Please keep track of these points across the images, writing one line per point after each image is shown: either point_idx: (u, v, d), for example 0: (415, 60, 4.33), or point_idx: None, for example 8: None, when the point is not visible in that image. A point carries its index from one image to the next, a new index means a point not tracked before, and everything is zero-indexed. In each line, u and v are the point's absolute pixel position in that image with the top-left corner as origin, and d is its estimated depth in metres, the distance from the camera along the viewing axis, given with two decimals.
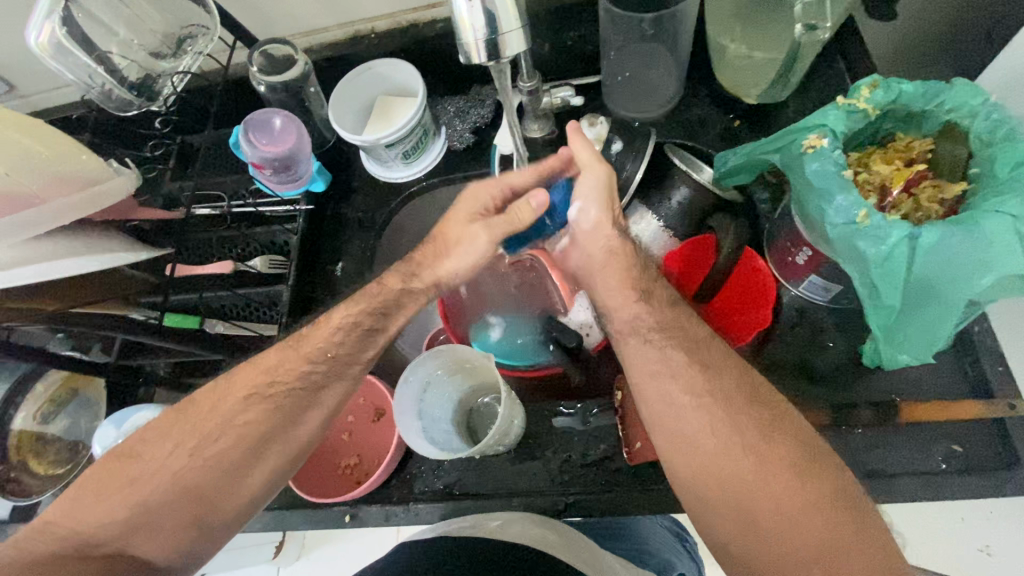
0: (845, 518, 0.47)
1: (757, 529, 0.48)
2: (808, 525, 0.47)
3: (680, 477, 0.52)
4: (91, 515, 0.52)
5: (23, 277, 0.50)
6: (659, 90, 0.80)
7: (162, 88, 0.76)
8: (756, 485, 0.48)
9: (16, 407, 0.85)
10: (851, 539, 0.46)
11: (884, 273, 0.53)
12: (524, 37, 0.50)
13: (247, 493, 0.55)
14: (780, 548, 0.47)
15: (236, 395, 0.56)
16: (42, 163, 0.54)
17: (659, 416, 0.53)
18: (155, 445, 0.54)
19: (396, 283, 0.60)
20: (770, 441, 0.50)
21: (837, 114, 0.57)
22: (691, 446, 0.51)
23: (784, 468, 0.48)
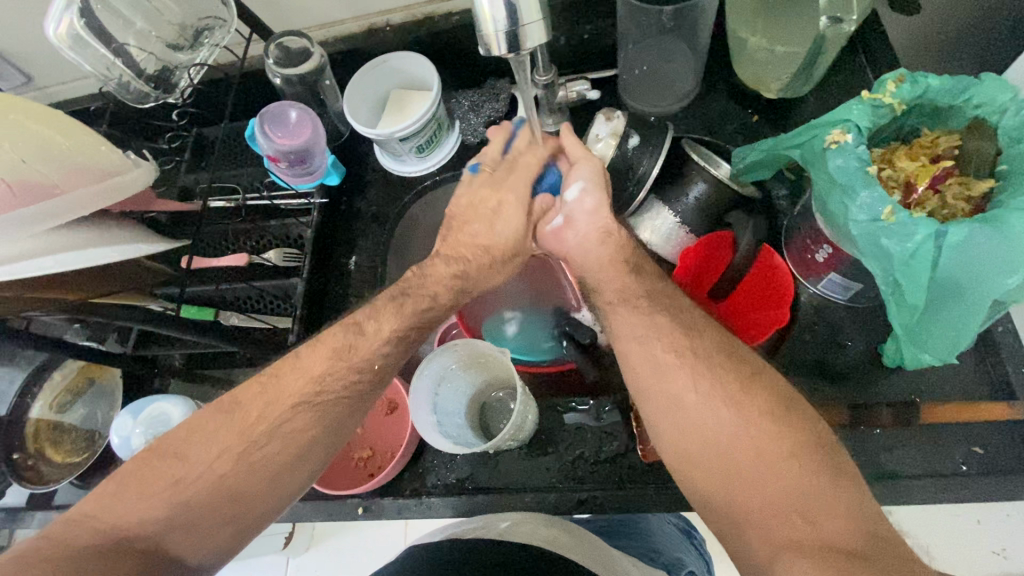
0: (824, 468, 0.44)
1: (734, 481, 0.46)
2: (784, 474, 0.44)
3: (663, 437, 0.51)
4: (131, 512, 0.50)
5: (46, 267, 0.50)
6: (676, 84, 0.79)
7: (179, 81, 0.76)
8: (733, 434, 0.47)
9: (33, 396, 0.87)
10: (827, 487, 0.43)
11: (908, 272, 0.52)
12: (545, 28, 0.50)
13: (285, 497, 0.55)
14: (757, 500, 0.44)
15: (284, 402, 0.55)
16: (63, 155, 0.54)
17: (652, 390, 0.52)
18: (198, 445, 0.53)
19: (410, 276, 0.64)
20: (748, 394, 0.49)
21: (862, 108, 0.56)
22: (672, 400, 0.51)
23: (761, 415, 0.47)
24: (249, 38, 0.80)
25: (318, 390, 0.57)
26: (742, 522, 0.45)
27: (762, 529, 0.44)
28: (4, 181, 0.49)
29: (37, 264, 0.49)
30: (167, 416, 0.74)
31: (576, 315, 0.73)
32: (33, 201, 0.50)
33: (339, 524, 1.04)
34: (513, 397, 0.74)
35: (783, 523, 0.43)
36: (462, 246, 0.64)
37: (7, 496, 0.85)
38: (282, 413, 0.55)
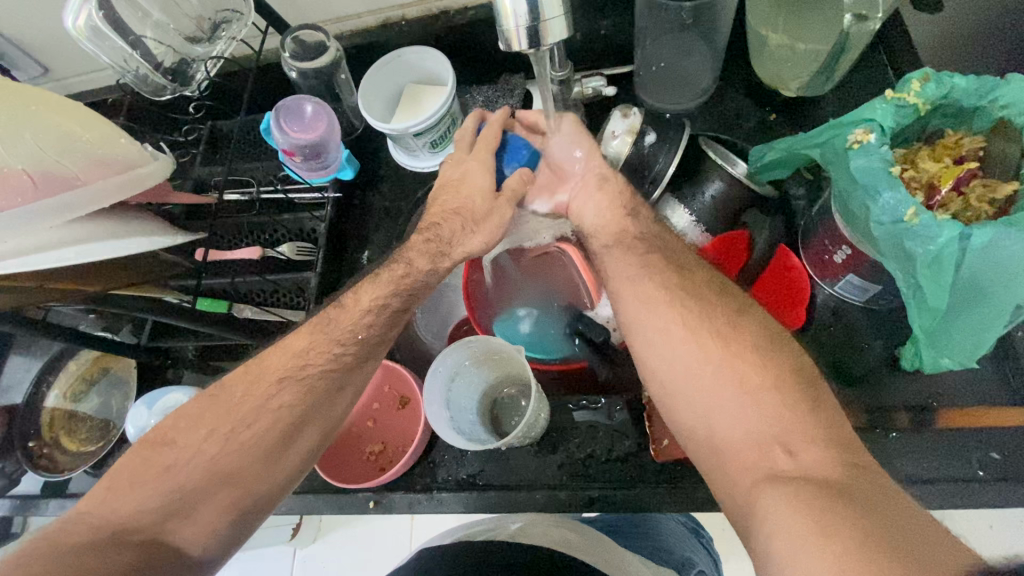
0: (804, 400, 0.46)
1: (715, 412, 0.48)
2: (764, 403, 0.46)
3: (652, 373, 0.53)
4: (127, 500, 0.51)
5: (66, 258, 0.50)
6: (694, 81, 0.78)
7: (196, 73, 0.76)
8: (718, 367, 0.49)
9: (50, 384, 0.88)
10: (807, 416, 0.45)
11: (931, 273, 0.51)
12: (567, 23, 0.49)
13: (280, 480, 0.55)
14: (737, 428, 0.46)
15: (267, 382, 0.57)
16: (82, 147, 0.54)
17: (653, 342, 0.53)
18: (187, 432, 0.55)
19: (424, 267, 0.62)
20: (735, 334, 0.50)
21: (886, 108, 0.55)
22: (662, 338, 0.52)
23: (746, 349, 0.49)
24: (265, 32, 0.80)
25: (333, 384, 0.57)
26: (722, 451, 0.46)
27: (738, 454, 0.45)
28: (24, 170, 0.50)
29: (57, 256, 0.50)
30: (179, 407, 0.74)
31: (588, 313, 0.73)
32: (55, 191, 0.51)
33: (348, 517, 1.05)
34: (523, 395, 0.74)
35: (761, 450, 0.44)
36: (478, 243, 0.64)
37: (21, 484, 0.86)
38: (296, 411, 0.56)
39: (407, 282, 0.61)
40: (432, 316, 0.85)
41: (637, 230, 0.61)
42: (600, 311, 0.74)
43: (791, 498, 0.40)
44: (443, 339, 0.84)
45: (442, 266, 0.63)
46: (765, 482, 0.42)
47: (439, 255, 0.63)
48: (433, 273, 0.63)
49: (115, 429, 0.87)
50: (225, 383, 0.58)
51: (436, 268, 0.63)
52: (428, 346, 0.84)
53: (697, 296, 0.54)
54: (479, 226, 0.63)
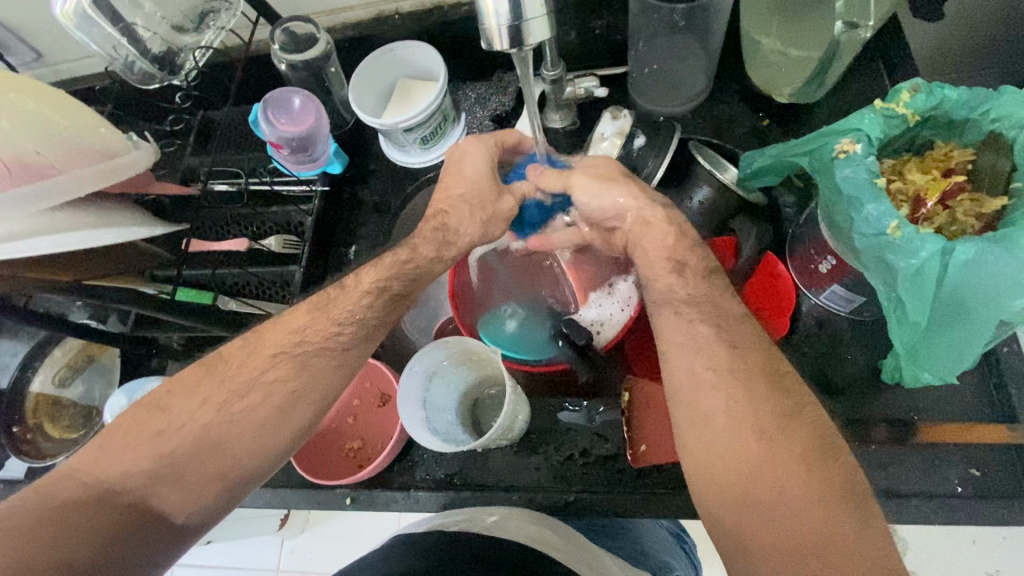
0: (850, 513, 0.43)
1: (749, 513, 0.45)
2: (812, 515, 0.44)
3: (687, 452, 0.50)
4: (111, 466, 0.49)
5: (37, 249, 0.48)
6: (687, 85, 0.77)
7: (184, 63, 0.75)
8: (764, 468, 0.46)
9: (34, 370, 0.88)
10: (851, 537, 0.42)
11: (912, 288, 0.50)
12: (550, 23, 0.49)
13: (258, 466, 0.54)
14: (778, 534, 0.44)
15: (265, 353, 0.56)
16: (61, 134, 0.53)
17: (690, 425, 0.51)
18: (182, 399, 0.54)
19: (427, 253, 0.61)
20: (783, 430, 0.47)
21: (874, 118, 0.54)
22: (701, 421, 0.50)
23: (792, 453, 0.46)
24: (256, 22, 0.79)
25: (324, 364, 0.56)
26: (753, 552, 0.45)
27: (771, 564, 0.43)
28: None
29: (30, 246, 0.48)
30: None
31: (574, 316, 0.72)
32: (27, 180, 0.50)
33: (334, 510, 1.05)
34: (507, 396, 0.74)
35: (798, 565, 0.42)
36: (479, 231, 0.62)
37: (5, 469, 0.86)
38: (284, 385, 0.55)
39: (411, 266, 0.60)
40: (419, 312, 0.85)
41: (650, 247, 0.59)
42: (587, 314, 0.72)
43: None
44: (427, 337, 0.84)
45: (449, 255, 0.62)
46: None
47: (445, 243, 0.62)
48: (439, 262, 0.62)
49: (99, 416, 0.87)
50: (213, 359, 0.57)
51: (442, 257, 0.62)
52: (414, 342, 0.84)
53: (747, 378, 0.50)
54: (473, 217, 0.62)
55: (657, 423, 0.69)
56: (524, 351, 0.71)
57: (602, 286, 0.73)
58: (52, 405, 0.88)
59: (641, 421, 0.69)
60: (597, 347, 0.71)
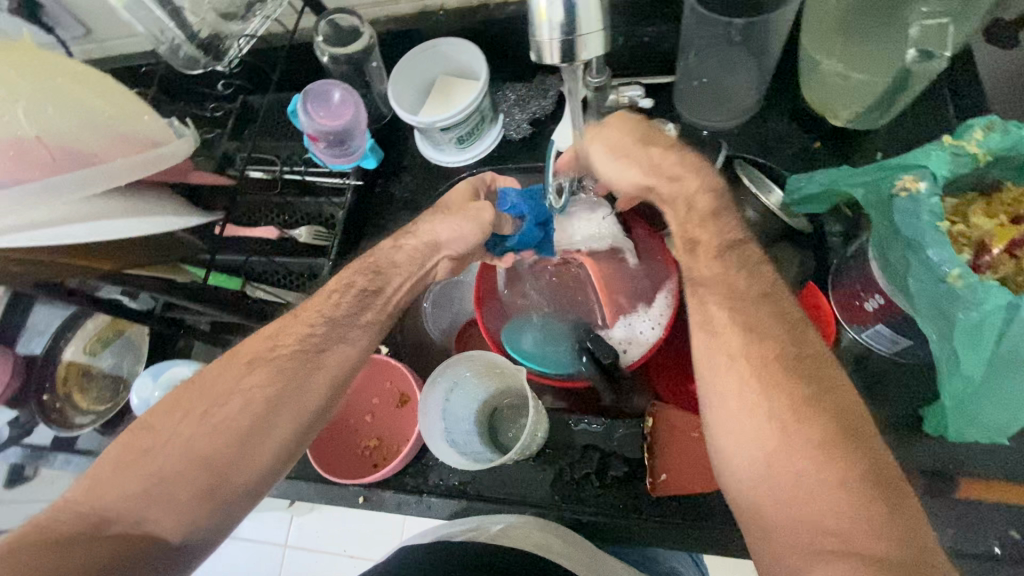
0: (874, 495, 0.41)
1: (769, 500, 0.44)
2: (828, 499, 0.42)
3: (714, 440, 0.48)
4: (108, 491, 0.49)
5: (79, 235, 0.49)
6: (736, 100, 0.75)
7: (229, 49, 0.75)
8: (776, 453, 0.44)
9: (68, 340, 0.91)
10: (879, 521, 0.40)
11: (968, 340, 0.48)
12: (603, 39, 0.47)
13: (258, 469, 0.52)
14: (793, 518, 0.43)
15: (240, 362, 0.56)
16: (106, 121, 0.54)
17: (714, 412, 0.48)
18: (166, 416, 0.53)
19: (386, 246, 0.63)
20: (800, 415, 0.45)
21: (941, 155, 0.51)
22: (718, 403, 0.48)
23: (812, 437, 0.44)
24: (301, 12, 0.79)
25: (296, 368, 0.55)
26: (771, 532, 0.44)
27: (792, 546, 0.42)
28: (42, 141, 0.49)
29: (69, 233, 0.49)
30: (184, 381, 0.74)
31: (602, 334, 0.70)
32: (74, 167, 0.51)
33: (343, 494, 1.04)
34: (524, 408, 0.73)
35: (822, 548, 0.41)
36: (446, 227, 0.61)
37: (34, 434, 0.89)
38: (264, 391, 0.54)
39: (371, 260, 0.62)
40: (441, 312, 0.84)
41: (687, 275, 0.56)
42: (615, 333, 0.70)
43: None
44: (450, 337, 0.83)
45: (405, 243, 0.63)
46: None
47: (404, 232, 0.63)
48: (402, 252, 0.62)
49: (125, 390, 0.89)
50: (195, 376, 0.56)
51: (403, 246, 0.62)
52: (435, 342, 0.84)
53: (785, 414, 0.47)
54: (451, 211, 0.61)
55: (681, 453, 0.67)
56: (545, 364, 0.68)
57: (633, 306, 0.70)
58: (82, 374, 0.90)
59: (665, 449, 0.67)
60: (624, 365, 0.68)
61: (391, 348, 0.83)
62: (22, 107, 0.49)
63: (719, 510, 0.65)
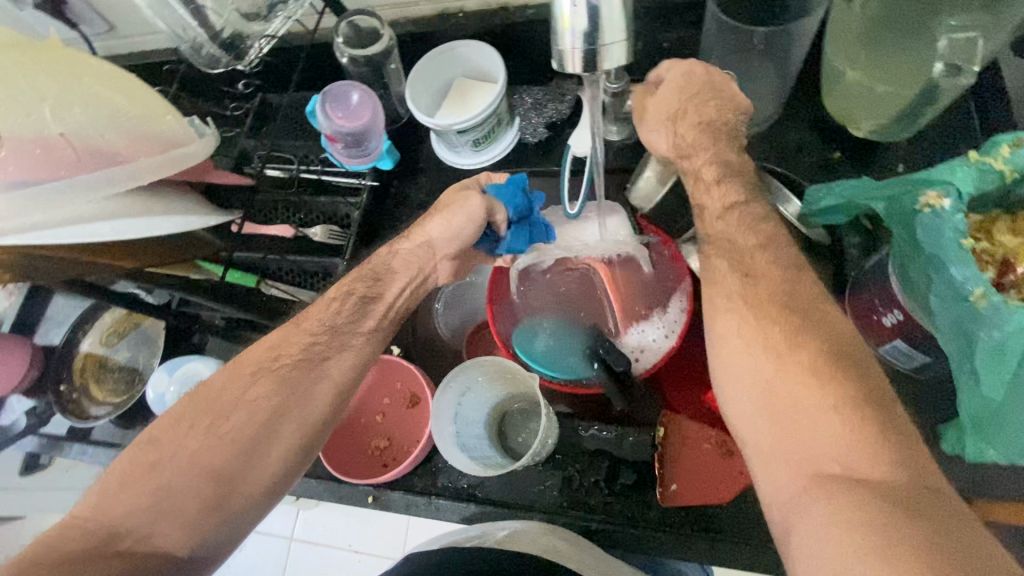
0: (872, 421, 0.41)
1: (772, 435, 0.44)
2: (826, 424, 0.42)
3: (719, 378, 0.49)
4: (115, 506, 0.49)
5: (105, 233, 0.50)
6: (757, 109, 0.74)
7: (250, 49, 0.75)
8: (774, 384, 0.45)
9: (85, 332, 0.92)
10: (875, 444, 0.40)
11: (990, 361, 0.47)
12: (628, 50, 0.48)
13: (264, 480, 0.53)
14: (792, 446, 0.43)
15: (244, 372, 0.56)
16: (131, 121, 0.54)
17: (716, 354, 0.50)
18: (171, 430, 0.53)
19: (381, 252, 0.65)
20: (795, 346, 0.45)
21: (967, 171, 0.50)
22: (719, 344, 0.49)
23: (808, 367, 0.44)
24: (322, 13, 0.79)
25: (302, 375, 0.56)
26: (773, 461, 0.44)
27: (793, 475, 0.43)
28: (70, 140, 0.50)
29: (95, 231, 0.49)
30: (199, 377, 0.75)
31: (615, 341, 0.68)
32: (101, 165, 0.51)
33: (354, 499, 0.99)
34: (534, 412, 0.73)
35: (823, 474, 0.41)
36: (435, 223, 0.62)
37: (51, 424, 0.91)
38: (269, 401, 0.55)
39: (369, 265, 0.63)
40: (452, 312, 0.83)
41: None
42: (628, 340, 0.69)
43: (841, 523, 0.39)
44: (462, 339, 0.84)
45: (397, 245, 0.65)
46: (811, 501, 0.41)
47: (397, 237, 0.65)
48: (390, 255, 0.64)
49: (140, 383, 0.90)
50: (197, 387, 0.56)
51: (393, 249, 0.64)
52: (446, 342, 0.84)
53: None
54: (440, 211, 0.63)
55: (690, 462, 0.68)
56: (559, 370, 0.68)
57: (647, 313, 0.69)
58: (98, 366, 0.92)
59: (674, 457, 0.68)
60: (636, 374, 0.68)
61: (401, 349, 0.83)
62: (49, 107, 0.50)
63: (728, 523, 0.65)
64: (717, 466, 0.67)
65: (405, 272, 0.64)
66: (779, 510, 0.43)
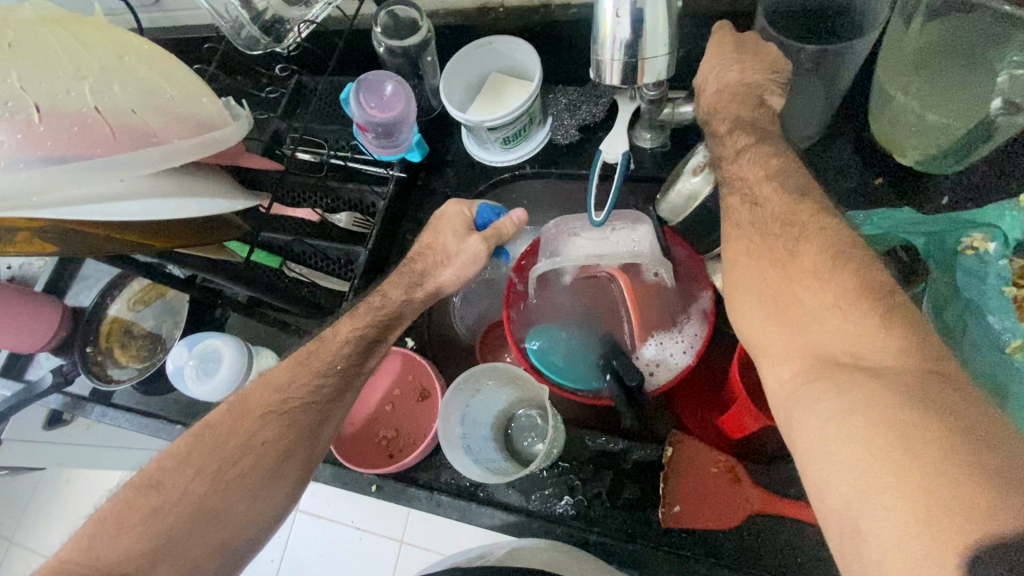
0: (879, 310, 0.41)
1: (783, 337, 0.45)
2: (831, 318, 0.42)
3: (733, 289, 0.50)
4: (110, 549, 0.49)
5: (132, 212, 0.51)
6: (798, 127, 0.71)
7: (289, 33, 0.76)
8: (781, 289, 0.45)
9: (113, 298, 0.95)
10: (880, 330, 0.40)
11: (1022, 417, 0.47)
12: (668, 63, 0.47)
13: (263, 523, 0.54)
14: (801, 344, 0.43)
15: (251, 416, 0.56)
16: (164, 105, 0.55)
17: (730, 267, 0.50)
18: (174, 473, 0.52)
19: (397, 297, 0.64)
20: (796, 249, 0.46)
21: (1017, 218, 0.51)
22: (728, 260, 0.51)
23: (810, 269, 0.44)
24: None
25: (315, 417, 0.57)
26: (783, 357, 0.44)
27: (801, 374, 0.42)
28: (106, 120, 0.51)
29: (123, 208, 0.50)
30: (218, 354, 0.76)
31: (631, 356, 0.67)
32: (133, 146, 0.51)
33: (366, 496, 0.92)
34: (541, 416, 0.73)
35: (831, 366, 0.41)
36: (451, 276, 0.64)
37: (76, 384, 0.94)
38: (278, 443, 0.55)
39: (381, 314, 0.63)
40: (469, 308, 0.84)
41: None
42: (644, 353, 0.68)
43: (846, 411, 0.38)
44: (476, 335, 0.83)
45: (417, 296, 0.64)
46: (816, 391, 0.40)
47: (414, 286, 0.64)
48: (409, 305, 0.64)
49: (162, 352, 0.92)
50: (202, 426, 0.55)
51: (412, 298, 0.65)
52: (459, 336, 0.84)
53: None
54: (452, 259, 0.64)
55: (695, 484, 0.66)
56: (571, 379, 0.67)
57: (667, 326, 0.68)
58: (124, 331, 0.94)
59: (679, 479, 0.66)
60: (648, 390, 0.67)
61: (416, 343, 0.84)
62: (89, 85, 0.51)
63: (729, 549, 0.64)
64: (722, 491, 0.66)
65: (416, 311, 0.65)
66: (787, 413, 0.43)
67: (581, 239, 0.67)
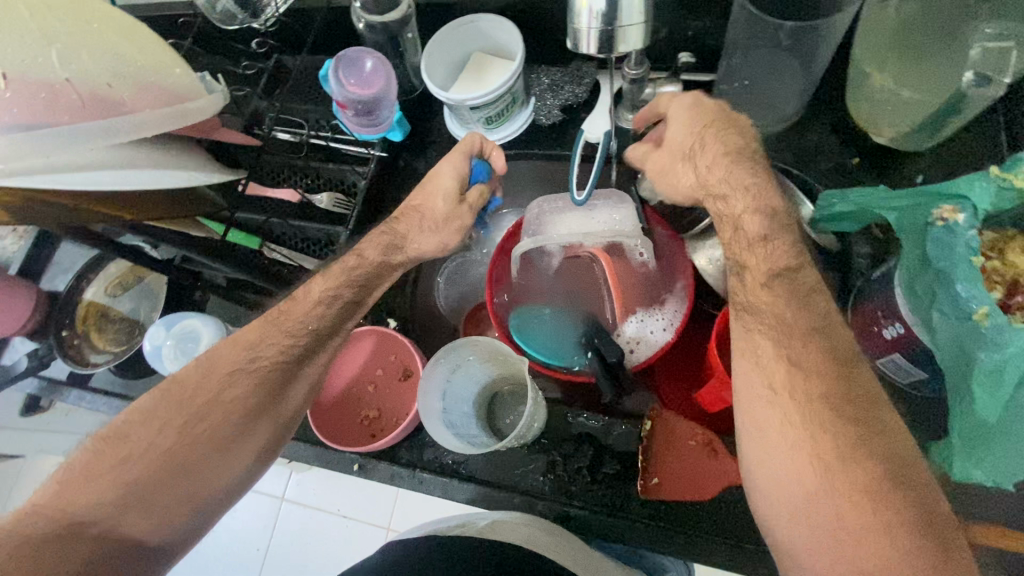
0: (911, 533, 0.40)
1: (811, 539, 0.43)
2: (864, 534, 0.41)
3: (756, 462, 0.47)
4: (76, 498, 0.48)
5: (103, 182, 0.49)
6: (776, 107, 0.72)
7: (267, 8, 0.78)
8: (812, 482, 0.43)
9: (88, 281, 0.92)
10: (911, 553, 0.40)
11: (988, 381, 0.48)
12: (644, 31, 0.47)
13: (233, 474, 0.54)
14: (830, 555, 0.42)
15: (220, 371, 0.55)
16: (137, 74, 0.54)
17: (756, 439, 0.47)
18: (141, 428, 0.52)
19: (372, 259, 0.62)
20: (831, 436, 0.44)
21: (986, 187, 0.50)
22: (754, 429, 0.47)
23: (844, 471, 0.43)
24: None
25: (284, 374, 0.58)
26: (809, 560, 0.43)
27: None
28: (74, 86, 0.50)
29: (92, 177, 0.49)
30: (197, 333, 0.75)
31: (612, 333, 0.67)
32: (99, 114, 0.51)
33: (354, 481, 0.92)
34: (523, 394, 0.74)
35: None
36: (434, 242, 0.63)
37: (51, 368, 0.92)
38: (249, 402, 0.55)
39: (359, 273, 0.62)
40: (453, 287, 0.84)
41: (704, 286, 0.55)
42: (625, 330, 0.68)
43: None
44: (460, 317, 0.83)
45: (394, 259, 0.64)
46: None
47: (393, 248, 0.63)
48: (385, 266, 0.63)
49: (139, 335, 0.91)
50: (171, 381, 0.55)
51: (390, 261, 0.64)
52: (441, 315, 0.84)
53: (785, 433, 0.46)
54: (436, 228, 0.63)
55: (676, 458, 0.68)
56: (550, 355, 0.68)
57: (646, 303, 0.68)
58: (100, 315, 0.92)
59: (660, 452, 0.68)
60: (629, 365, 0.67)
61: (398, 323, 0.83)
62: (57, 51, 0.50)
63: (706, 522, 0.65)
64: (702, 466, 0.67)
65: (391, 275, 0.65)
66: None
67: (564, 215, 0.67)
